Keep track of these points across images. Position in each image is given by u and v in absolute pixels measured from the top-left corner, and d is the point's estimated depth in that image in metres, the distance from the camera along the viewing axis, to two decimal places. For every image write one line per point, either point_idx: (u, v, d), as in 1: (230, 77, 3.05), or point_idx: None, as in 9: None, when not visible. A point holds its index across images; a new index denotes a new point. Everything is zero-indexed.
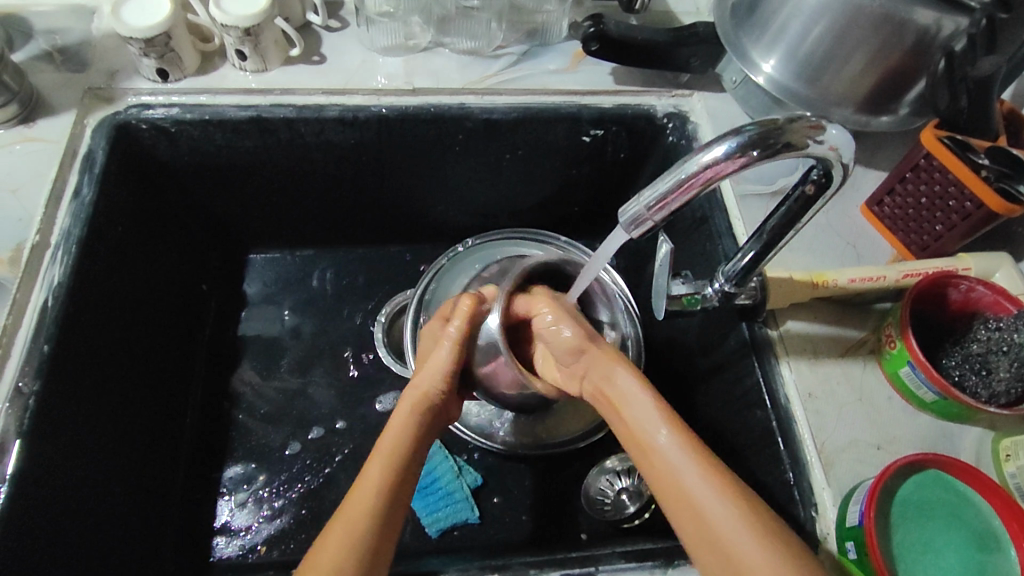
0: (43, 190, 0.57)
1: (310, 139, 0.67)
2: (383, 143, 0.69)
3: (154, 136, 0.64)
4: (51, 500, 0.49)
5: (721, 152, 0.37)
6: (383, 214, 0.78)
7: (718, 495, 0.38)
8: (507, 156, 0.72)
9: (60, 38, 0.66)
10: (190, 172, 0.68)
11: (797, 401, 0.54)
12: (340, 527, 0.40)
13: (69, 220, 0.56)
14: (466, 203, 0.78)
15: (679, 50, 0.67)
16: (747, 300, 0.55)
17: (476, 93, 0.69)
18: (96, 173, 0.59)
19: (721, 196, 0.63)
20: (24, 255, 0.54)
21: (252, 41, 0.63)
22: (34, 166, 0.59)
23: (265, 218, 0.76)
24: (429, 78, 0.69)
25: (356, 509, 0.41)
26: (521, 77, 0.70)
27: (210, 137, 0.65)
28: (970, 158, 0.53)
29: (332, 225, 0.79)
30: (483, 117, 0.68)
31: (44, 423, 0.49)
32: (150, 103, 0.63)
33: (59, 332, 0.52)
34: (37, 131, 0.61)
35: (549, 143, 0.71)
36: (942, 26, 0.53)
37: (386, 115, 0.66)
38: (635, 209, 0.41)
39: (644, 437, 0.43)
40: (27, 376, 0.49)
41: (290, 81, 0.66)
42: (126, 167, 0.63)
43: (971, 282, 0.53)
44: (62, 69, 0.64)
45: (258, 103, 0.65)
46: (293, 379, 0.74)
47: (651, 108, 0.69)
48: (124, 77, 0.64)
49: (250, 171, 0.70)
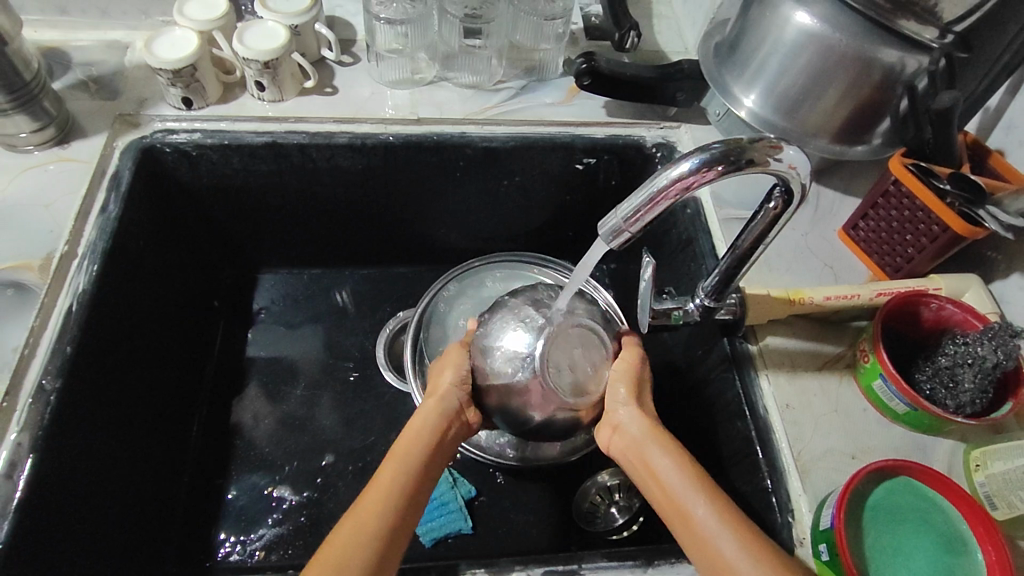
0: (73, 206, 0.62)
1: (322, 164, 0.72)
2: (387, 168, 0.73)
3: (177, 158, 0.69)
4: (65, 496, 0.52)
5: (686, 168, 0.41)
6: (388, 236, 0.83)
7: (727, 532, 0.44)
8: (505, 182, 0.77)
9: (96, 69, 0.72)
10: (208, 193, 0.73)
11: (775, 412, 0.56)
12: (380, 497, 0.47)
13: (95, 233, 0.60)
14: (466, 226, 0.83)
15: (666, 85, 0.72)
16: (727, 315, 0.58)
17: (477, 124, 0.74)
18: (122, 191, 0.64)
19: (704, 219, 0.67)
20: (53, 263, 0.58)
21: (270, 73, 0.68)
22: (66, 185, 0.63)
23: (276, 238, 0.81)
24: (434, 109, 0.74)
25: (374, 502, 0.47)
26: (518, 109, 0.75)
27: (228, 160, 0.70)
28: (934, 184, 0.57)
29: (339, 247, 0.83)
30: (483, 146, 0.73)
31: (62, 418, 0.52)
32: (174, 128, 0.69)
33: (82, 335, 0.55)
34: (71, 151, 0.66)
35: (545, 170, 0.76)
36: (906, 64, 0.58)
37: (392, 142, 0.71)
38: (613, 221, 0.43)
39: (679, 503, 0.47)
40: (51, 374, 0.52)
41: (304, 111, 0.72)
42: (150, 185, 0.68)
43: (941, 300, 0.56)
44: (97, 97, 0.70)
45: (274, 130, 0.70)
46: (298, 391, 0.77)
47: (640, 139, 0.74)
48: (152, 104, 0.70)
49: (266, 191, 0.74)
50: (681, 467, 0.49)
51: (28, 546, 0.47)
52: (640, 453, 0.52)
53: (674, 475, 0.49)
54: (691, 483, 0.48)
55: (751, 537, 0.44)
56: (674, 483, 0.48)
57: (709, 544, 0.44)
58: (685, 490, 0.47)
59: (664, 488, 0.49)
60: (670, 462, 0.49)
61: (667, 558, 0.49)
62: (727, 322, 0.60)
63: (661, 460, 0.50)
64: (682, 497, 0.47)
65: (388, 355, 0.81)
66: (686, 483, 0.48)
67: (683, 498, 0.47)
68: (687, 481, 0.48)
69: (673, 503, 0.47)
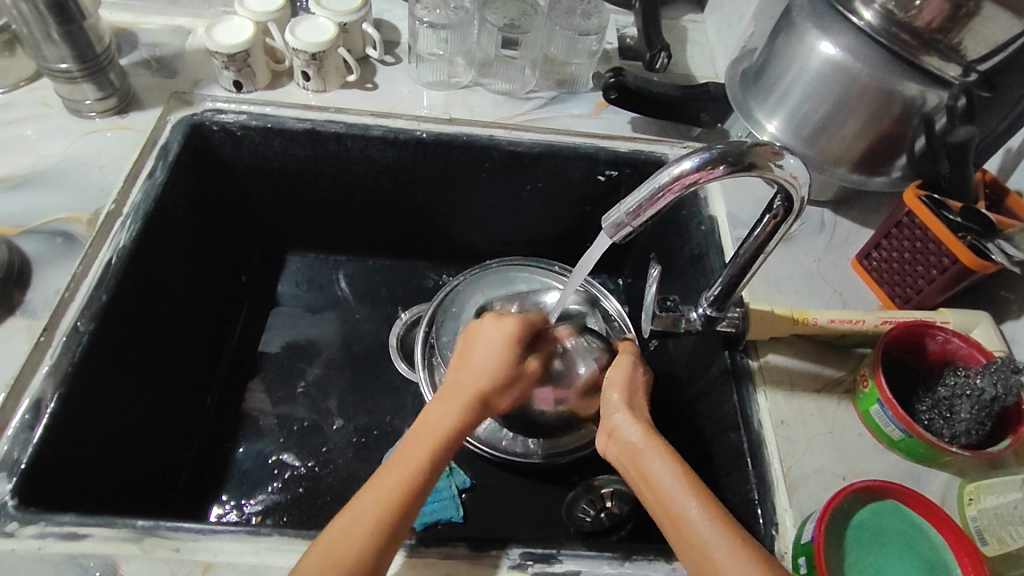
0: (124, 169, 0.67)
1: (355, 154, 0.76)
2: (417, 162, 0.77)
3: (223, 137, 0.73)
4: (85, 433, 0.55)
5: (688, 166, 0.43)
6: (412, 230, 0.86)
7: (725, 542, 0.43)
8: (527, 187, 0.79)
9: (159, 50, 0.78)
10: (248, 172, 0.77)
11: (769, 428, 0.57)
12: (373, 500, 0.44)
13: (140, 196, 0.65)
14: (487, 228, 0.85)
15: (691, 105, 0.74)
16: (729, 328, 0.59)
17: (505, 128, 0.77)
18: (169, 161, 0.68)
19: (718, 237, 0.68)
20: (100, 218, 0.63)
21: (316, 64, 0.73)
22: (120, 150, 0.69)
23: (306, 222, 0.85)
24: (466, 111, 0.78)
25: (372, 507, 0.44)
26: (547, 117, 0.78)
27: (269, 142, 0.74)
28: (946, 216, 0.57)
29: (365, 236, 0.87)
30: (509, 149, 0.76)
31: (92, 359, 0.56)
32: (223, 109, 0.73)
33: (117, 286, 0.59)
34: (128, 121, 0.71)
35: (567, 178, 0.78)
36: (927, 98, 0.60)
37: (424, 139, 0.75)
38: (616, 215, 0.45)
39: (675, 509, 0.45)
40: (85, 317, 0.56)
41: (344, 102, 0.76)
42: (195, 159, 0.72)
43: (948, 333, 0.56)
44: (157, 74, 0.75)
45: (315, 117, 0.74)
46: (310, 369, 0.80)
47: (662, 156, 0.76)
48: (205, 85, 0.75)
49: (301, 175, 0.78)
50: (680, 471, 0.47)
51: (50, 470, 0.51)
52: (638, 458, 0.50)
53: (670, 479, 0.47)
54: (689, 489, 0.46)
55: (752, 547, 0.43)
56: (670, 489, 0.46)
57: (703, 550, 0.43)
58: (679, 494, 0.46)
59: (659, 493, 0.47)
60: (667, 466, 0.48)
61: (646, 554, 0.50)
62: (730, 335, 0.60)
63: (659, 463, 0.48)
64: (678, 502, 0.46)
65: (400, 345, 0.83)
66: (683, 489, 0.46)
67: (678, 502, 0.45)
68: (684, 486, 0.46)
69: (667, 507, 0.46)
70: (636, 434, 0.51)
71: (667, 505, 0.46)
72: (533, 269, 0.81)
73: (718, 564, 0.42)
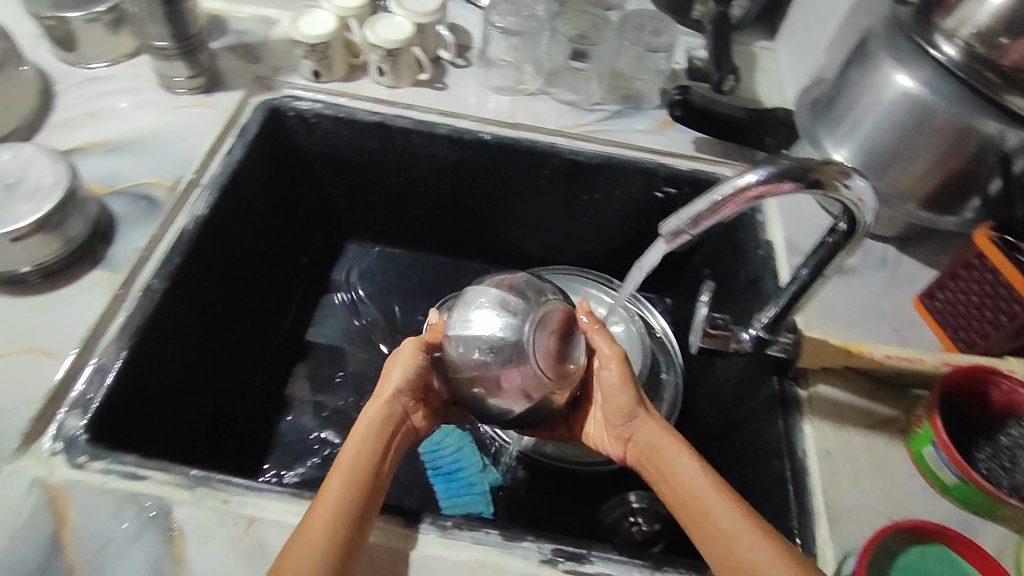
0: (205, 143, 0.71)
1: (420, 149, 0.78)
2: (479, 163, 0.78)
3: (297, 122, 0.77)
4: (149, 385, 0.57)
5: (754, 179, 0.43)
6: (466, 231, 0.88)
7: (745, 530, 0.45)
8: (584, 197, 0.80)
9: (246, 37, 0.82)
10: (317, 159, 0.80)
11: (813, 457, 0.55)
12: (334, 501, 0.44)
13: (218, 170, 0.68)
14: (539, 234, 0.86)
15: (755, 129, 0.74)
16: (780, 353, 0.58)
17: (567, 136, 0.78)
18: (247, 140, 0.72)
19: (774, 261, 0.67)
20: (179, 186, 0.66)
21: (391, 61, 0.76)
22: (203, 125, 0.72)
23: (365, 212, 0.87)
24: (530, 117, 0.79)
25: (332, 506, 0.44)
26: (609, 130, 0.79)
27: (339, 131, 0.77)
28: (1017, 257, 0.56)
29: (421, 231, 0.89)
30: (570, 157, 0.76)
31: (161, 317, 0.58)
32: (300, 96, 0.77)
33: (189, 251, 0.62)
34: (213, 100, 0.75)
35: (625, 192, 0.79)
36: (1007, 137, 0.58)
37: (487, 140, 0.76)
38: (675, 223, 0.46)
39: (695, 499, 0.48)
40: (158, 277, 0.59)
41: (414, 99, 0.78)
42: (271, 141, 0.76)
43: (1013, 383, 0.53)
44: (243, 59, 0.80)
45: (385, 111, 0.77)
46: (355, 354, 0.81)
47: (723, 177, 0.75)
48: (286, 73, 0.79)
49: (366, 166, 0.81)
50: (699, 466, 0.50)
51: (119, 413, 0.54)
52: (657, 454, 0.53)
53: (690, 472, 0.50)
54: (707, 481, 0.49)
55: (771, 536, 0.44)
56: (691, 481, 0.49)
57: (725, 536, 0.45)
58: (700, 486, 0.48)
59: (679, 487, 0.50)
60: (688, 461, 0.51)
61: (677, 567, 0.49)
62: (780, 360, 0.59)
63: (680, 458, 0.51)
64: (699, 492, 0.48)
65: None
66: (705, 489, 0.48)
67: (699, 494, 0.48)
68: (703, 478, 0.49)
69: (690, 498, 0.48)
70: (655, 431, 0.54)
71: (688, 496, 0.49)
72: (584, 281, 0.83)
73: (741, 551, 0.44)
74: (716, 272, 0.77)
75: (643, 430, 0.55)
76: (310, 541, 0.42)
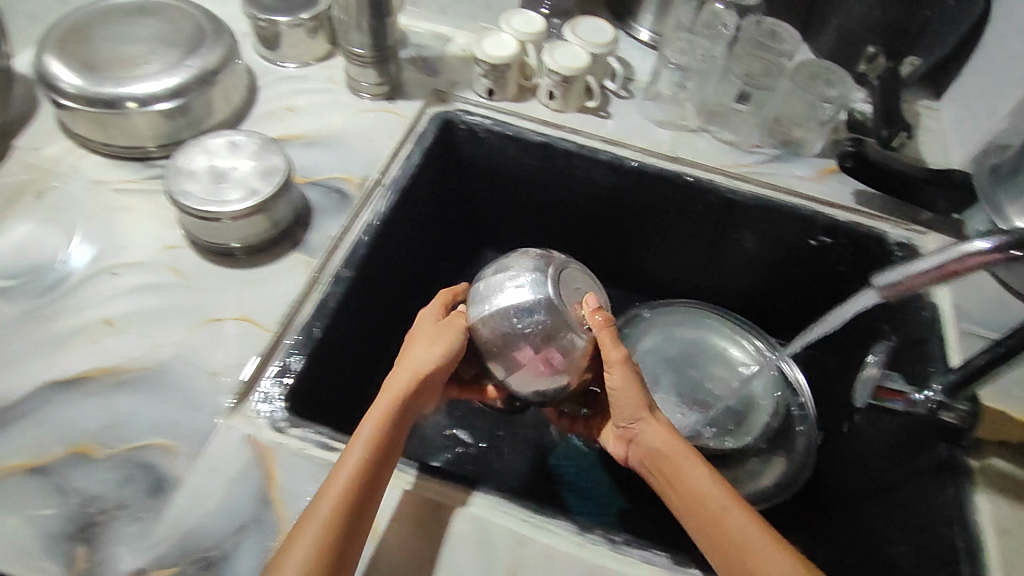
0: (390, 147, 0.76)
1: (579, 173, 0.81)
2: (634, 192, 0.81)
3: (467, 135, 0.81)
4: (336, 363, 0.62)
5: (984, 247, 0.43)
6: (605, 255, 0.90)
7: (759, 541, 0.48)
8: (734, 237, 0.81)
9: (425, 51, 0.88)
10: (477, 172, 0.85)
11: (988, 531, 0.54)
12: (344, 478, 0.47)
13: (399, 172, 0.73)
14: (677, 267, 0.88)
15: (925, 188, 0.73)
16: (953, 419, 0.56)
17: (726, 175, 0.79)
18: (425, 147, 0.77)
19: (941, 325, 0.66)
20: (368, 184, 0.72)
21: (564, 87, 0.79)
22: (387, 130, 0.78)
23: (510, 226, 0.91)
24: (691, 153, 0.80)
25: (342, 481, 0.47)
26: (770, 173, 0.79)
27: (505, 147, 0.81)
28: None
29: (560, 250, 0.91)
30: (728, 197, 0.78)
31: (347, 302, 0.63)
32: (472, 111, 0.81)
33: (373, 244, 0.67)
34: (395, 107, 0.81)
35: (777, 237, 0.79)
36: None
37: (647, 171, 0.79)
38: (895, 274, 0.47)
39: (710, 506, 0.51)
40: (348, 265, 0.64)
41: (579, 125, 0.82)
42: (443, 150, 0.81)
43: None
44: (422, 72, 0.85)
45: (551, 134, 0.80)
46: None
47: (883, 233, 0.74)
48: (460, 88, 0.84)
49: (522, 183, 0.85)
50: (712, 476, 0.53)
51: (311, 388, 0.58)
52: (668, 458, 0.55)
53: (701, 479, 0.52)
54: (721, 491, 0.51)
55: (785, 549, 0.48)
56: (707, 489, 0.52)
57: (741, 546, 0.48)
58: (716, 496, 0.51)
59: (692, 493, 0.52)
60: (707, 472, 0.53)
61: None
62: (952, 427, 0.57)
63: (696, 467, 0.53)
64: (714, 498, 0.51)
65: None
66: (715, 488, 0.52)
67: (717, 502, 0.51)
68: (717, 488, 0.52)
69: (706, 505, 0.51)
70: (664, 436, 0.57)
71: (702, 502, 0.51)
72: (729, 324, 0.86)
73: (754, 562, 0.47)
74: (886, 325, 0.72)
75: (650, 433, 0.57)
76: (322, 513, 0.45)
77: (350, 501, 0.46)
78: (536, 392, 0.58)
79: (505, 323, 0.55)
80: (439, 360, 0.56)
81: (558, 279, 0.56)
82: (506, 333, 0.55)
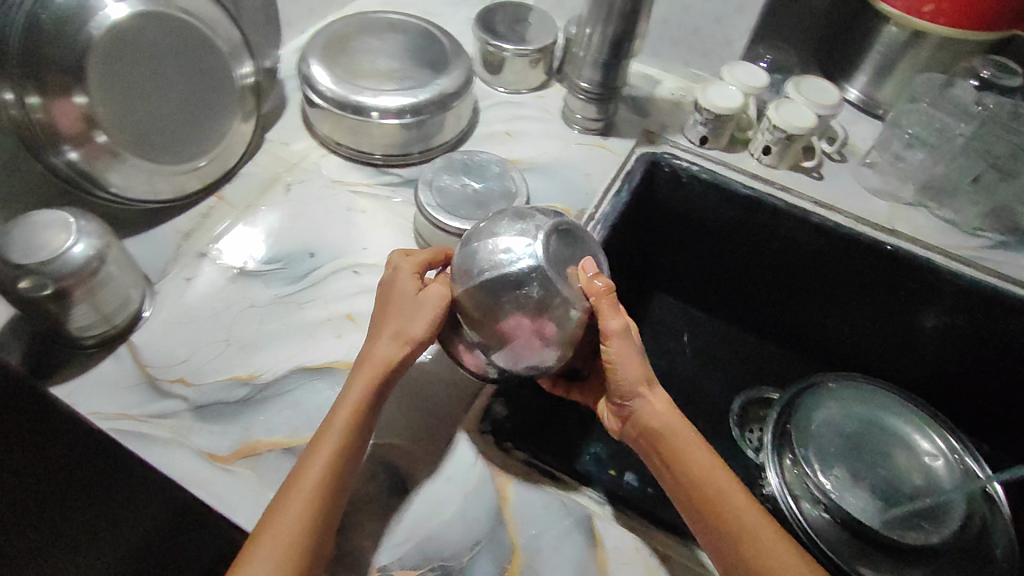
0: (603, 182, 0.78)
1: (781, 231, 0.79)
2: (838, 258, 0.78)
3: (671, 177, 0.82)
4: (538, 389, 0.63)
5: None
6: (786, 315, 0.88)
7: (774, 546, 0.46)
8: (945, 320, 0.76)
9: (637, 92, 0.89)
10: (672, 215, 0.85)
11: None
12: (306, 492, 0.45)
13: (608, 208, 0.75)
14: (865, 339, 0.84)
15: None
16: None
17: (949, 257, 0.75)
18: (633, 186, 0.78)
19: None
20: (583, 217, 0.73)
21: (784, 143, 0.78)
22: (600, 165, 0.79)
23: (691, 272, 0.90)
24: (910, 229, 0.77)
25: (306, 493, 0.45)
26: (997, 261, 0.75)
27: (709, 195, 0.80)
28: None
29: (740, 302, 0.89)
30: (948, 279, 0.73)
31: None
32: (681, 155, 0.81)
33: None
34: (607, 143, 0.83)
35: (996, 329, 0.74)
36: None
37: (860, 240, 0.76)
38: None
39: (714, 497, 0.48)
40: None
41: (790, 183, 0.80)
42: (645, 190, 0.82)
43: None
44: (634, 112, 0.86)
45: (761, 188, 0.79)
46: None
47: None
48: (671, 131, 0.84)
49: (716, 232, 0.84)
50: (716, 464, 0.49)
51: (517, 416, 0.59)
52: (656, 431, 0.51)
53: (700, 459, 0.49)
54: (722, 477, 0.49)
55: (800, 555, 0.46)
56: (711, 477, 0.48)
57: (756, 549, 0.46)
58: (720, 482, 0.48)
59: (697, 479, 0.49)
60: (711, 457, 0.50)
61: None
62: None
63: (700, 451, 0.50)
64: (724, 489, 0.48)
65: (739, 413, 0.84)
66: (727, 479, 0.48)
67: (718, 487, 0.48)
68: (715, 474, 0.49)
69: (708, 491, 0.48)
70: (659, 407, 0.52)
71: (709, 494, 0.48)
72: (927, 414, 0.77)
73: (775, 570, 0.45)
74: None
75: (643, 408, 0.52)
76: (286, 527, 0.43)
77: (313, 514, 0.44)
78: (531, 371, 0.51)
79: (495, 290, 0.48)
80: (406, 343, 0.51)
81: (558, 241, 0.49)
82: (492, 304, 0.48)
